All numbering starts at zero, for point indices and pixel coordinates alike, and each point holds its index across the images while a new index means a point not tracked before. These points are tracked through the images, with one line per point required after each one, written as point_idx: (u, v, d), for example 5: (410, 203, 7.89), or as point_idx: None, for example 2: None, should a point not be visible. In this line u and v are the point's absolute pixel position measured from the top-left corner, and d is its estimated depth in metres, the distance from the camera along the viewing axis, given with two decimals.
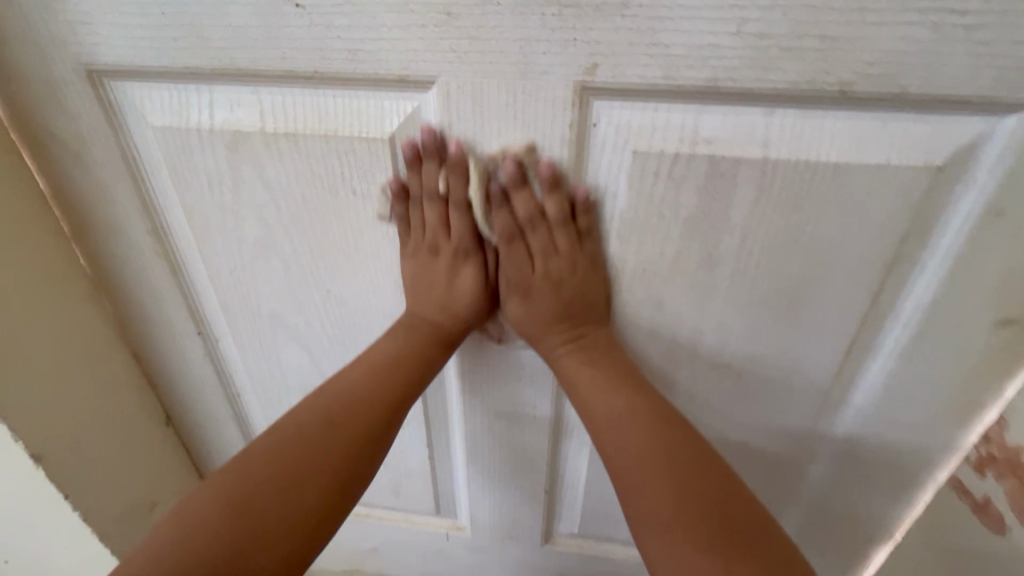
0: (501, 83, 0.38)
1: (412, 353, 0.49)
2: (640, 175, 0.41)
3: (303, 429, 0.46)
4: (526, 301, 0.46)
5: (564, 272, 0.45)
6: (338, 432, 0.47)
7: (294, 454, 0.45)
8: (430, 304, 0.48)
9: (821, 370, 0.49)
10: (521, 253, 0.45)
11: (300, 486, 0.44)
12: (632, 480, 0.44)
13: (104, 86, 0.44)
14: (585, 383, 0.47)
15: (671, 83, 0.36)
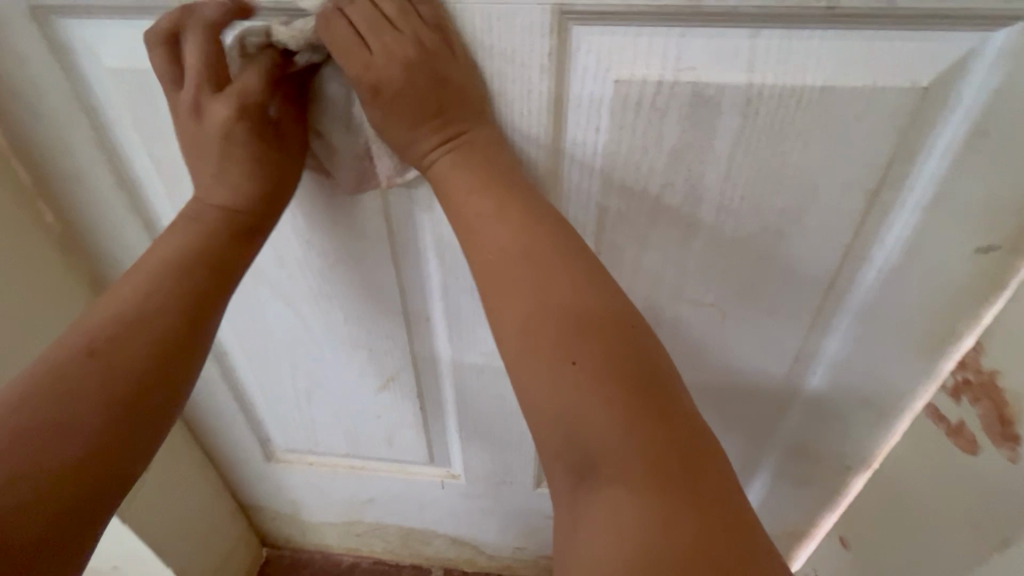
0: (475, 7, 0.36)
1: (198, 265, 0.42)
2: (622, 105, 0.39)
3: (68, 376, 0.38)
4: (382, 100, 0.38)
5: (411, 50, 0.37)
6: (111, 361, 0.39)
7: (59, 412, 0.37)
8: (213, 236, 0.43)
9: (804, 303, 0.50)
10: (349, 31, 0.36)
11: (61, 432, 0.36)
12: (523, 371, 0.36)
13: (50, 26, 0.41)
14: (464, 202, 0.40)
15: (652, 4, 0.35)
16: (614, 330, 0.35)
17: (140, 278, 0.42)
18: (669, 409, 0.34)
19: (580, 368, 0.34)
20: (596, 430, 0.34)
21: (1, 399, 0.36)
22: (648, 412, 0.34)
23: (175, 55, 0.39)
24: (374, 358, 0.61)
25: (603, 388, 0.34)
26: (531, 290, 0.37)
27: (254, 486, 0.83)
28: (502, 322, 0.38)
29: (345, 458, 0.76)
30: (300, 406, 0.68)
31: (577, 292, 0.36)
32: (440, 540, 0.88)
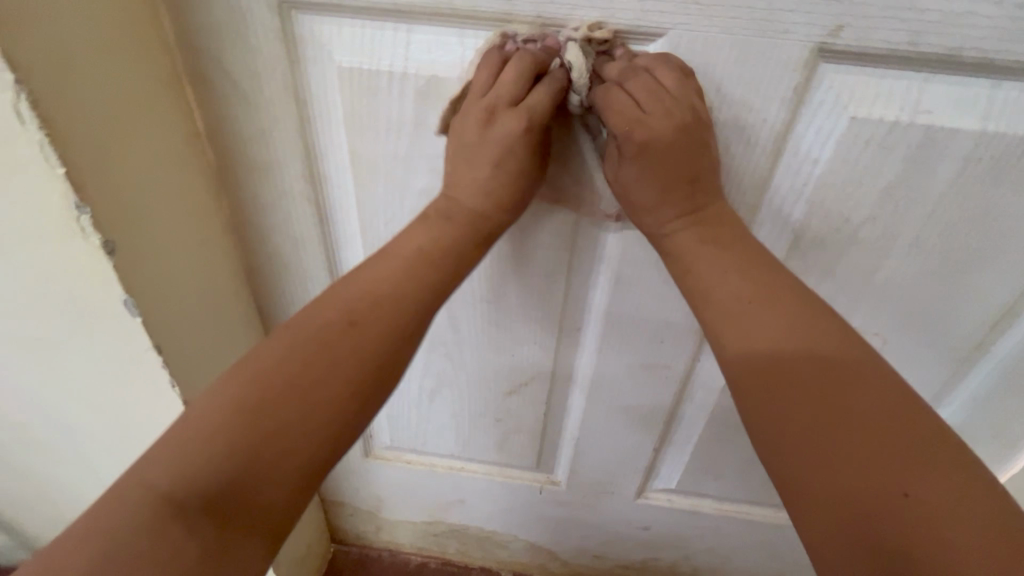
0: (736, 39, 0.38)
1: (429, 248, 0.42)
2: (852, 141, 0.41)
3: (317, 361, 0.38)
4: (643, 164, 0.40)
5: (686, 118, 0.38)
6: (345, 348, 0.39)
7: (313, 393, 0.37)
8: (465, 236, 0.43)
9: (963, 339, 0.51)
10: (626, 103, 0.38)
11: (315, 416, 0.37)
12: (767, 410, 0.36)
13: (289, 20, 0.41)
14: (703, 268, 0.40)
15: (911, 50, 0.37)
16: (834, 384, 0.35)
17: (393, 264, 0.41)
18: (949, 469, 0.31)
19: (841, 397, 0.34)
20: (840, 474, 0.32)
21: (270, 374, 0.37)
22: (898, 463, 0.32)
23: (495, 71, 0.39)
24: (515, 363, 0.62)
25: (849, 433, 0.33)
26: (783, 324, 0.37)
27: (343, 481, 0.83)
28: (728, 360, 0.38)
29: (447, 458, 0.76)
30: (420, 404, 0.69)
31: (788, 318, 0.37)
32: (517, 544, 0.88)
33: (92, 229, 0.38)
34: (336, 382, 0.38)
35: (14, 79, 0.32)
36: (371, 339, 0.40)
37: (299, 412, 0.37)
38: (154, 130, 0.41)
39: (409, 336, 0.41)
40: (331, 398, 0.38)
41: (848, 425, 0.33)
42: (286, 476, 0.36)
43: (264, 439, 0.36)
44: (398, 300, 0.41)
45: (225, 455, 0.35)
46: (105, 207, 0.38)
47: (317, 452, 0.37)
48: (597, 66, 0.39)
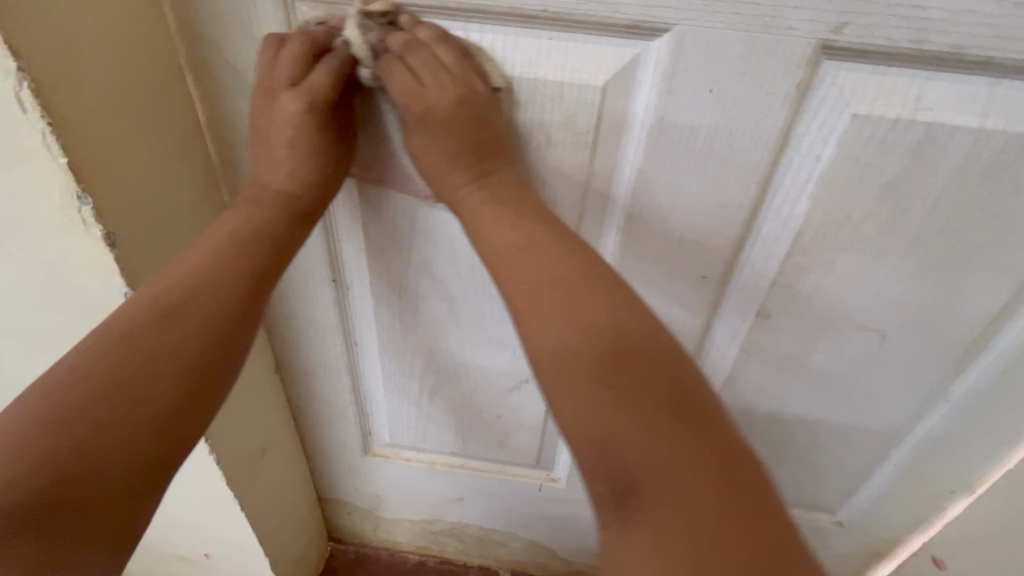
0: (741, 35, 0.38)
1: (259, 237, 0.44)
2: (855, 138, 0.41)
3: (135, 351, 0.38)
4: (427, 135, 0.41)
5: (462, 91, 0.40)
6: (180, 335, 0.39)
7: (140, 384, 0.37)
8: (277, 219, 0.44)
9: (959, 334, 0.52)
10: (409, 79, 0.40)
11: (149, 408, 0.37)
12: (565, 389, 0.37)
13: (294, 12, 0.41)
14: (501, 241, 0.41)
15: (915, 47, 0.37)
16: (621, 357, 0.37)
17: (204, 251, 0.42)
18: (693, 428, 0.35)
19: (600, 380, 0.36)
20: (611, 439, 0.36)
21: (76, 369, 0.36)
22: (660, 425, 0.35)
23: (274, 54, 0.40)
24: (516, 359, 0.62)
25: (616, 406, 0.36)
26: (562, 304, 0.39)
27: (341, 479, 0.82)
28: (539, 355, 0.39)
29: (446, 456, 0.76)
30: (420, 401, 0.69)
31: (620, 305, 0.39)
32: (516, 542, 0.88)
33: (93, 220, 0.38)
34: (167, 372, 0.38)
35: (16, 66, 0.31)
36: (192, 326, 0.40)
37: (136, 403, 0.37)
38: (156, 121, 0.41)
39: (238, 318, 0.42)
40: (165, 388, 0.38)
41: (628, 407, 0.35)
42: (121, 471, 0.36)
43: (96, 433, 0.35)
44: (217, 284, 0.41)
45: (41, 467, 0.33)
46: (106, 198, 0.38)
47: (151, 444, 0.37)
48: (380, 41, 0.39)
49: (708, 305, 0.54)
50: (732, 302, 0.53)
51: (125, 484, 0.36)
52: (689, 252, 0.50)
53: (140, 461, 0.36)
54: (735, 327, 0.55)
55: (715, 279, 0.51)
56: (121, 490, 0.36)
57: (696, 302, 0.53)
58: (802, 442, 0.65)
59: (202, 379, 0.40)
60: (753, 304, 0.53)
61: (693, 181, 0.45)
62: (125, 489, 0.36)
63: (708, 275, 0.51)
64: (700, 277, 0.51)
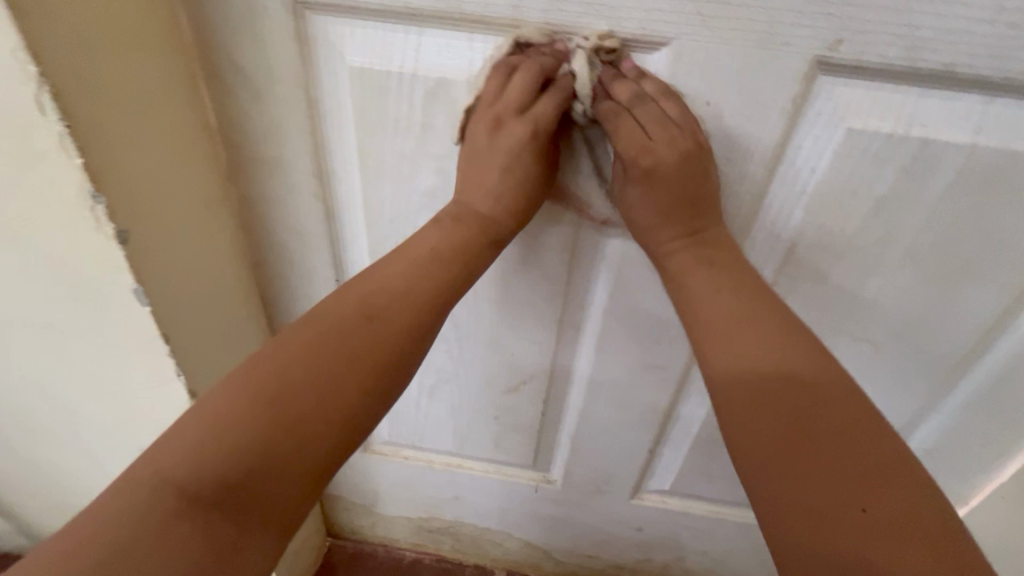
0: (739, 50, 0.39)
1: (429, 255, 0.43)
2: (848, 151, 0.42)
3: (360, 357, 0.40)
4: (651, 189, 0.42)
5: (691, 147, 0.41)
6: (372, 343, 0.40)
7: (345, 389, 0.39)
8: (474, 238, 0.44)
9: (953, 348, 0.52)
10: (637, 129, 0.41)
11: (331, 418, 0.38)
12: (748, 435, 0.37)
13: (303, 19, 0.42)
14: (698, 294, 0.41)
15: (908, 65, 0.38)
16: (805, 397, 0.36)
17: (401, 264, 0.42)
18: (884, 482, 0.33)
19: (831, 432, 0.35)
20: (807, 493, 0.34)
21: (260, 378, 0.37)
22: (852, 479, 0.33)
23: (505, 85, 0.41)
24: (515, 361, 0.63)
25: (774, 434, 0.36)
26: (757, 337, 0.39)
27: (340, 475, 0.83)
28: (717, 382, 0.39)
29: (444, 455, 0.77)
30: (419, 400, 0.70)
31: (761, 347, 0.38)
32: (512, 542, 0.89)
33: (106, 219, 0.39)
34: (350, 384, 0.39)
35: (37, 71, 0.33)
36: (384, 339, 0.40)
37: (325, 410, 0.38)
38: (169, 124, 0.42)
39: (429, 337, 0.43)
40: (347, 400, 0.39)
41: (784, 437, 0.35)
42: (301, 477, 0.37)
43: (278, 440, 0.36)
44: (415, 300, 0.42)
45: (228, 455, 0.35)
46: (119, 198, 0.39)
47: (326, 454, 0.38)
48: (604, 77, 0.41)
49: None
50: None
51: (299, 489, 0.37)
52: None
53: (316, 467, 0.38)
54: None
55: None
56: (299, 493, 0.37)
57: None
58: None
59: (378, 396, 0.40)
60: None
61: None
62: (301, 493, 0.37)
63: None
64: None
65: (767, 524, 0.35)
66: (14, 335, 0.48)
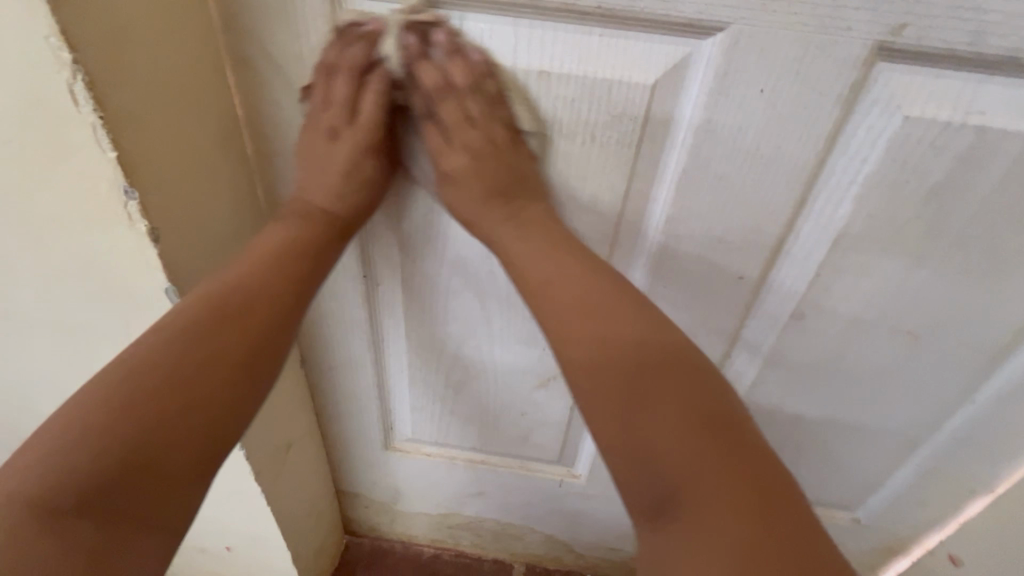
0: (798, 35, 0.37)
1: (285, 245, 0.45)
2: (905, 140, 0.41)
3: (223, 343, 0.40)
4: (478, 177, 0.44)
5: (483, 138, 0.44)
6: (234, 331, 0.41)
7: (209, 376, 0.39)
8: (328, 233, 0.46)
9: (993, 338, 0.52)
10: (458, 119, 0.43)
11: (198, 407, 0.38)
12: (593, 408, 0.40)
13: (340, 5, 0.40)
14: (528, 257, 0.44)
15: (971, 50, 0.37)
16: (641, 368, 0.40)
17: (252, 257, 0.44)
18: (707, 428, 0.37)
19: (646, 402, 0.39)
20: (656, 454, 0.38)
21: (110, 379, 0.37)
22: (675, 431, 0.38)
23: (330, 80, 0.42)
24: (546, 357, 0.62)
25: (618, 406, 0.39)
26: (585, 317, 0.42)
27: (361, 473, 0.82)
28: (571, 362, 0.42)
29: (467, 451, 0.76)
30: (445, 397, 0.69)
31: (593, 322, 0.42)
32: (533, 536, 0.89)
33: (139, 216, 0.37)
34: (208, 371, 0.39)
35: (72, 58, 0.31)
36: (245, 326, 0.42)
37: (189, 401, 0.38)
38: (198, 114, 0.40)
39: (288, 318, 0.44)
40: (209, 386, 0.39)
41: (624, 408, 0.39)
42: (175, 471, 0.37)
43: (140, 438, 0.36)
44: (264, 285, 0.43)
45: (78, 465, 0.34)
46: (152, 194, 0.37)
47: (198, 443, 0.38)
48: (411, 56, 0.41)
49: (743, 306, 0.54)
50: (767, 303, 0.53)
51: (176, 483, 0.37)
52: (726, 253, 0.50)
53: (191, 459, 0.38)
54: (768, 328, 0.55)
55: (752, 280, 0.51)
56: (176, 487, 0.37)
57: (731, 302, 0.53)
58: (826, 440, 0.66)
59: (248, 379, 0.41)
60: (789, 306, 0.53)
61: (740, 182, 0.45)
62: (178, 488, 0.37)
63: (745, 276, 0.51)
64: (737, 277, 0.51)
65: (624, 483, 0.39)
66: (38, 337, 0.46)
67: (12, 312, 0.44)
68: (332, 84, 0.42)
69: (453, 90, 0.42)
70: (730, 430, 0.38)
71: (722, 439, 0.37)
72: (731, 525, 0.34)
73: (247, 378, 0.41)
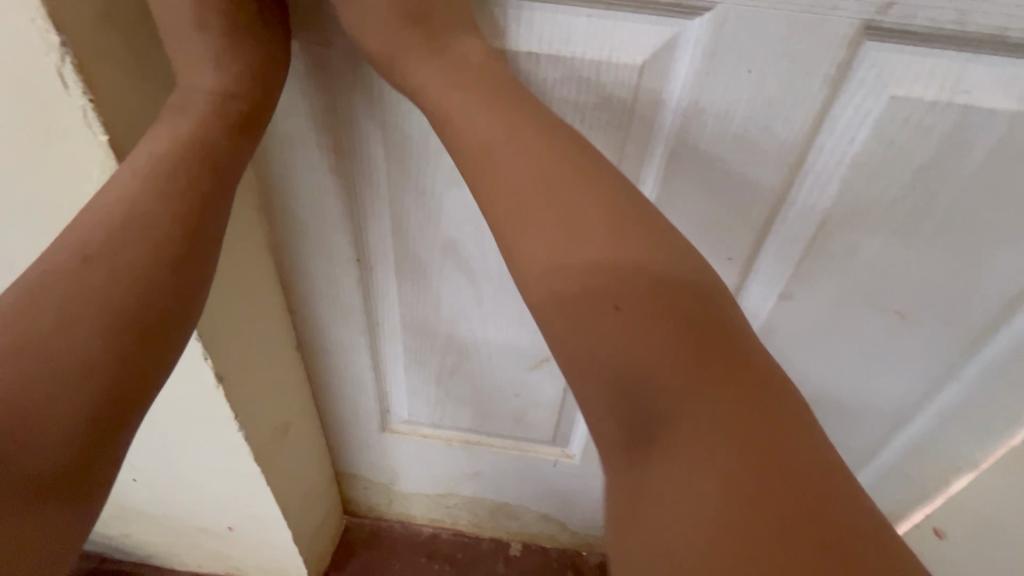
0: (785, 14, 0.37)
1: (175, 159, 0.38)
2: (890, 120, 0.41)
3: (100, 281, 0.35)
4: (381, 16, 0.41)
5: None
6: (111, 268, 0.35)
7: (79, 325, 0.33)
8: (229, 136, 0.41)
9: (978, 316, 0.53)
10: None
11: (75, 361, 0.33)
12: (563, 332, 0.34)
13: None
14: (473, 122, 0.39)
15: (957, 28, 0.37)
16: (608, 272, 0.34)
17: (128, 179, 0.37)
18: (725, 364, 0.32)
19: (624, 311, 0.33)
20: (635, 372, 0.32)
21: None
22: (674, 348, 0.32)
23: None
24: (539, 338, 0.63)
25: (587, 327, 0.34)
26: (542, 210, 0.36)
27: (359, 455, 0.84)
28: (527, 265, 0.36)
29: (463, 432, 0.78)
30: (440, 379, 0.70)
31: (552, 219, 0.36)
32: (529, 515, 0.91)
33: None
34: (83, 313, 0.34)
35: (60, 41, 0.31)
36: (126, 256, 0.36)
37: (63, 357, 0.33)
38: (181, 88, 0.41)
39: (182, 238, 0.38)
40: (83, 338, 0.33)
41: (593, 323, 0.34)
42: (58, 432, 0.32)
43: (10, 408, 0.31)
44: (141, 223, 0.36)
45: None
46: None
47: (80, 399, 0.33)
48: None
49: (733, 286, 0.54)
50: (755, 283, 0.54)
51: (62, 450, 0.32)
52: (715, 234, 0.50)
53: (76, 420, 0.33)
54: (757, 308, 0.56)
55: (742, 261, 0.52)
56: (62, 453, 0.32)
57: (721, 282, 0.54)
58: (814, 418, 0.67)
59: (138, 319, 0.35)
60: (778, 286, 0.53)
61: (727, 162, 0.45)
62: (67, 453, 0.32)
63: (734, 257, 0.52)
64: (726, 259, 0.52)
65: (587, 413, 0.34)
66: None
67: None
68: (198, 8, 0.41)
69: None
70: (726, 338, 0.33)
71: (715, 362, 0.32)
72: (710, 456, 0.30)
73: (138, 314, 0.35)
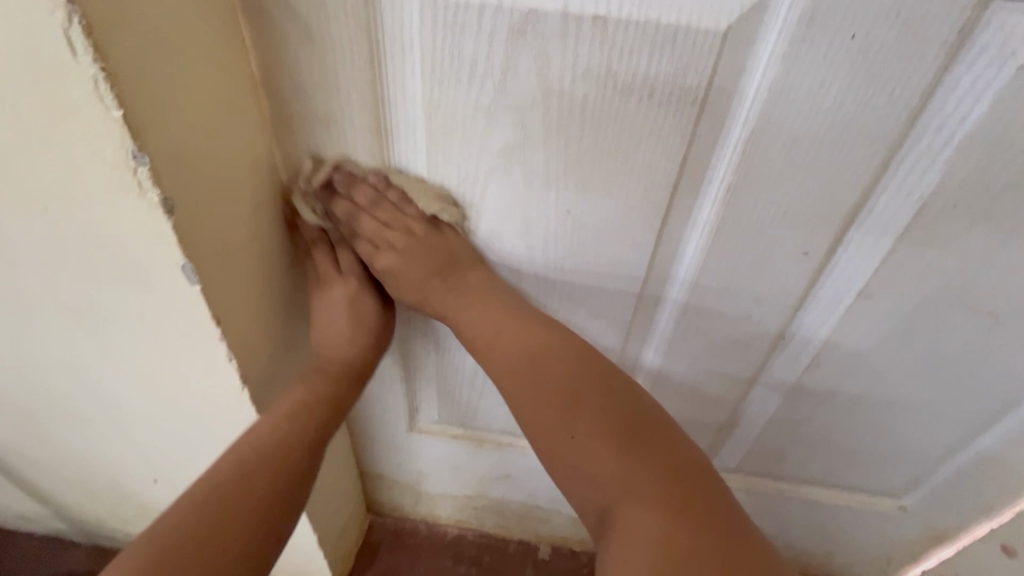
0: None
1: (330, 392, 0.52)
2: (1016, 95, 0.36)
3: (277, 455, 0.46)
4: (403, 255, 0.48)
5: (410, 241, 0.48)
6: (286, 445, 0.47)
7: (263, 488, 0.44)
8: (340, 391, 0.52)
9: None
10: (375, 203, 0.47)
11: (254, 519, 0.42)
12: (559, 463, 0.46)
13: None
14: (478, 312, 0.49)
15: None
16: (612, 420, 0.45)
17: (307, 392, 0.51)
18: (678, 478, 0.43)
19: (606, 448, 0.44)
20: (619, 481, 0.43)
21: (199, 497, 0.41)
22: (640, 455, 0.44)
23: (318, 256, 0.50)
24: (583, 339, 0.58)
25: (600, 450, 0.44)
26: (556, 402, 0.47)
27: (385, 455, 0.80)
28: (529, 420, 0.48)
29: (495, 434, 0.74)
30: (474, 379, 0.65)
31: (565, 387, 0.47)
32: (559, 518, 0.87)
33: (150, 184, 0.33)
34: (264, 481, 0.44)
35: None
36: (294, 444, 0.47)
37: (248, 516, 0.42)
38: (261, 194, 0.45)
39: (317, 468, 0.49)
40: (262, 503, 0.43)
41: (597, 451, 0.44)
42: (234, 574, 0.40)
43: (211, 552, 0.39)
44: (307, 410, 0.49)
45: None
46: (165, 161, 0.34)
47: (251, 552, 0.41)
48: (327, 206, 0.48)
49: (805, 284, 0.49)
50: (830, 281, 0.49)
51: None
52: (792, 226, 0.45)
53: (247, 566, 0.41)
54: (829, 308, 0.51)
55: (818, 256, 0.47)
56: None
57: (792, 280, 0.49)
58: (878, 426, 0.62)
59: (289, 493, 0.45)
60: (856, 284, 0.48)
61: (814, 145, 0.40)
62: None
63: (810, 252, 0.47)
64: (801, 253, 0.47)
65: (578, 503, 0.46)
66: (51, 317, 0.43)
67: (22, 290, 0.41)
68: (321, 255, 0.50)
69: (354, 178, 0.47)
70: (681, 458, 0.44)
71: (667, 475, 0.43)
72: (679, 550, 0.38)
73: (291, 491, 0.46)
